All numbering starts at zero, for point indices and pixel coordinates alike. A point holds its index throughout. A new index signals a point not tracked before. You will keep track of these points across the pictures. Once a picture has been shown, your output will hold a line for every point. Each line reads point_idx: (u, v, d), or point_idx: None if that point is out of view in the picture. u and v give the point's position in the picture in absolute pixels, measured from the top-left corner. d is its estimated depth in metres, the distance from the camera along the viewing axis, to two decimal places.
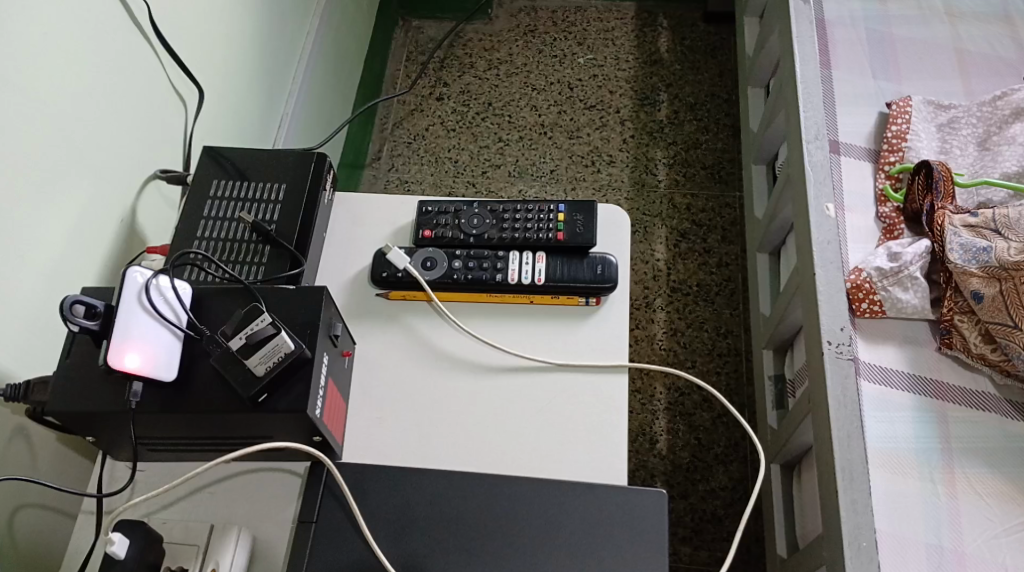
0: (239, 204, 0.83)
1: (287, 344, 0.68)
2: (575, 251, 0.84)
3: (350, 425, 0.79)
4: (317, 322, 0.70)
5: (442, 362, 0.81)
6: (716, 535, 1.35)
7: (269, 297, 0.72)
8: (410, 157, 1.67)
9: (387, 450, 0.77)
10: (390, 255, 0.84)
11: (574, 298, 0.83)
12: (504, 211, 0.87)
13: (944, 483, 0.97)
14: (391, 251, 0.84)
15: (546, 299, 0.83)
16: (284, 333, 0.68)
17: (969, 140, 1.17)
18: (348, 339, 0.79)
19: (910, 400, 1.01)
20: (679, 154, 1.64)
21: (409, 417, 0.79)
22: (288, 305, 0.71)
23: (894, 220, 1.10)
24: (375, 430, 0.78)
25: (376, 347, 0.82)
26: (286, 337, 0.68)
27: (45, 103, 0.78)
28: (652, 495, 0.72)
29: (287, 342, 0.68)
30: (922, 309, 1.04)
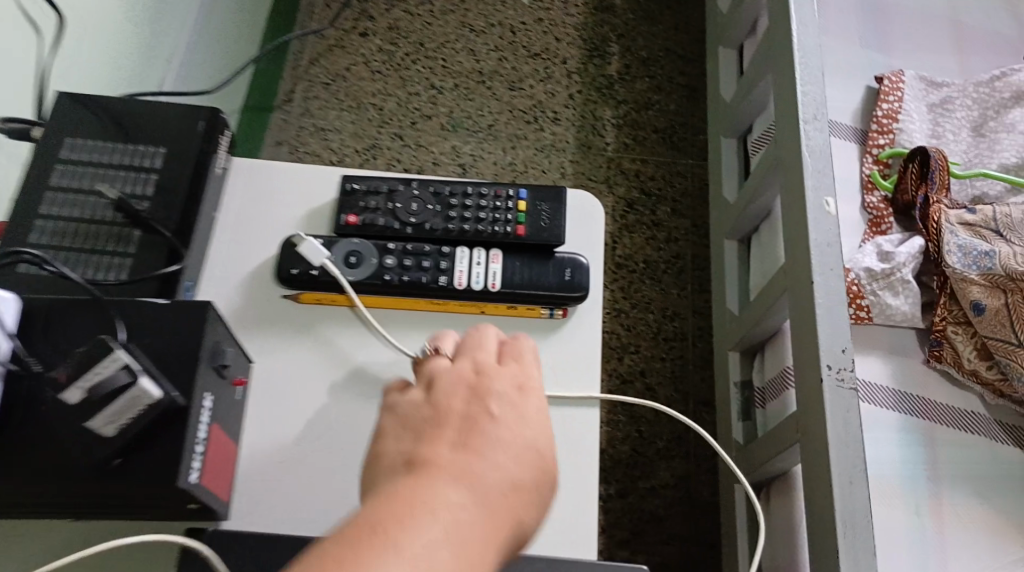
0: (99, 171, 0.63)
1: (151, 392, 0.51)
2: (537, 249, 0.68)
3: (244, 471, 0.63)
4: (195, 357, 0.54)
5: (369, 392, 0.65)
6: (655, 537, 1.23)
7: (132, 316, 0.54)
8: (327, 100, 1.46)
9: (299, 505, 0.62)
10: (302, 247, 0.66)
11: (535, 310, 0.67)
12: (449, 195, 0.70)
13: (931, 515, 0.86)
14: (302, 243, 0.66)
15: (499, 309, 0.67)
16: (144, 378, 0.51)
17: (963, 123, 1.04)
18: (244, 362, 0.62)
19: (894, 419, 0.90)
20: (629, 114, 1.49)
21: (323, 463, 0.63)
22: (157, 331, 0.54)
23: (882, 213, 0.98)
24: (282, 479, 0.63)
25: (281, 368, 0.66)
26: (148, 384, 0.51)
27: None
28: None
29: (149, 392, 0.51)
30: (911, 317, 0.92)
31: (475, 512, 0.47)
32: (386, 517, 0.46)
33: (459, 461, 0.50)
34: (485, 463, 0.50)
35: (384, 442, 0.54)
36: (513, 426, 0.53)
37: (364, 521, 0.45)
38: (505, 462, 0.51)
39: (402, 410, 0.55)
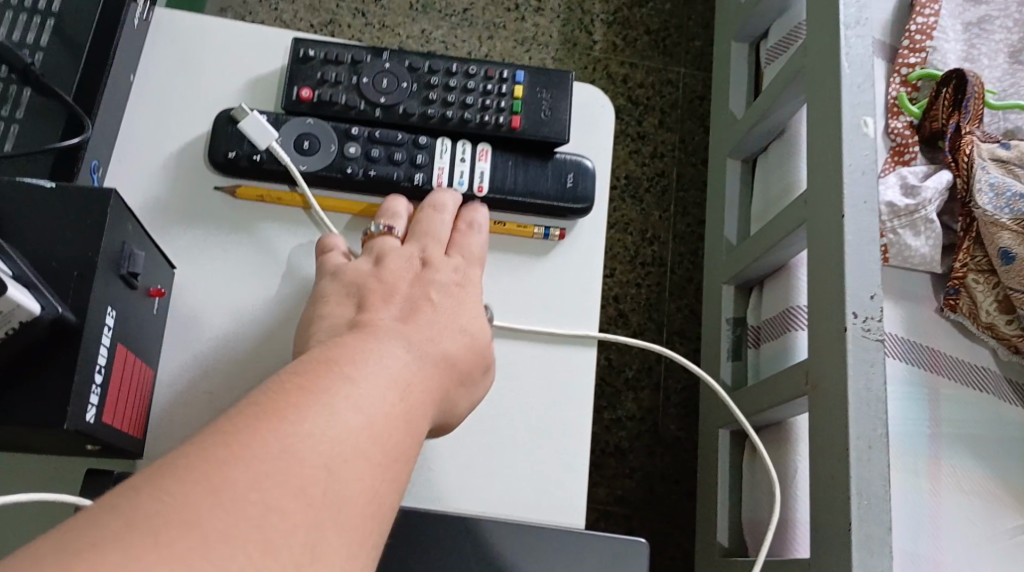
0: None
1: (28, 306, 0.41)
2: (532, 144, 0.63)
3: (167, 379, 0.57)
4: (97, 261, 0.45)
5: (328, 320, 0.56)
6: (617, 471, 1.15)
7: (20, 197, 0.46)
8: None
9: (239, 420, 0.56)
10: (243, 123, 0.60)
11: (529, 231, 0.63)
12: (430, 74, 0.63)
13: (928, 477, 0.79)
14: (245, 118, 0.60)
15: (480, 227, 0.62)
16: (16, 289, 0.41)
17: (1000, 47, 0.93)
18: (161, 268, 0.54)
19: (900, 370, 0.82)
20: (620, 11, 1.34)
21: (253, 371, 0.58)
22: (48, 220, 0.45)
23: (907, 140, 0.87)
24: None
25: (212, 266, 0.59)
26: (22, 296, 0.41)
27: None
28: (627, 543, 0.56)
29: (26, 304, 0.41)
30: (930, 261, 0.83)
31: (417, 371, 0.47)
32: (335, 362, 0.45)
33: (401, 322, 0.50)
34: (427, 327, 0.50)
35: (322, 305, 0.52)
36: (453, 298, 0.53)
37: (312, 364, 0.45)
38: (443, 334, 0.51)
39: (342, 274, 0.54)
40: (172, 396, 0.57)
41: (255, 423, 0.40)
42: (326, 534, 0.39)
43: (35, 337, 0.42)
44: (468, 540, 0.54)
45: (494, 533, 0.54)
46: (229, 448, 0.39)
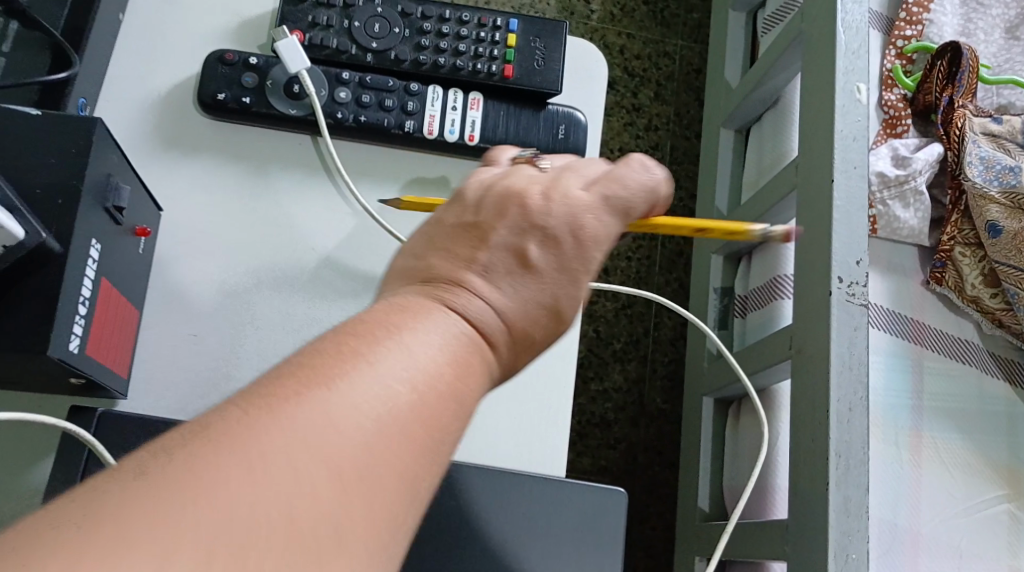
0: None
1: (11, 232, 0.41)
2: (525, 92, 0.63)
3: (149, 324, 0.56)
4: (77, 192, 0.45)
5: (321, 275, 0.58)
6: (600, 441, 1.16)
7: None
8: None
9: (225, 358, 0.56)
10: (280, 44, 0.59)
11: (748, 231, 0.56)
12: (422, 20, 0.63)
13: (909, 448, 0.79)
14: (282, 39, 0.59)
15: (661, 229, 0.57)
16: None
17: (997, 22, 0.93)
18: (147, 209, 0.54)
19: (883, 341, 0.82)
20: None
21: (245, 310, 0.57)
22: (24, 156, 0.45)
23: (899, 113, 0.88)
24: None
25: (201, 210, 0.59)
26: (6, 220, 0.41)
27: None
28: (606, 492, 0.56)
29: (9, 230, 0.41)
30: (918, 232, 0.83)
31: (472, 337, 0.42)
32: (384, 322, 0.40)
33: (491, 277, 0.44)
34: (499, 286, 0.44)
35: None
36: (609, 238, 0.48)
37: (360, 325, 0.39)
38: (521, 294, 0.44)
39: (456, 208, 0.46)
40: (155, 339, 0.56)
41: (294, 389, 0.36)
42: (360, 515, 0.35)
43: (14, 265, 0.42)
44: (449, 489, 0.54)
45: (474, 483, 0.54)
46: (266, 407, 0.35)
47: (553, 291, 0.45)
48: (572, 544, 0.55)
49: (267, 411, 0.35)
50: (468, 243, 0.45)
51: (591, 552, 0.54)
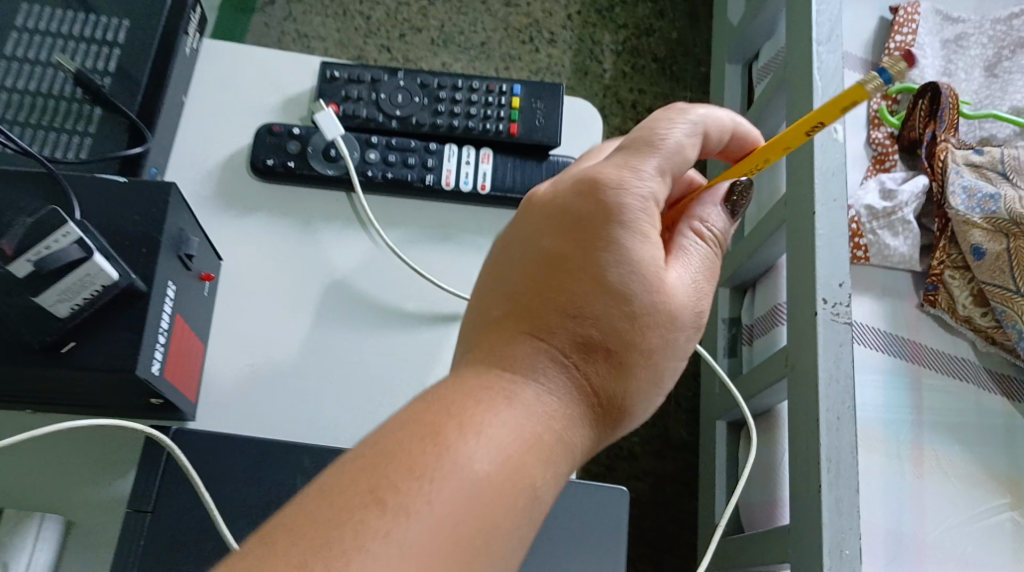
0: (56, 42, 0.62)
1: (109, 272, 0.48)
2: (529, 146, 0.71)
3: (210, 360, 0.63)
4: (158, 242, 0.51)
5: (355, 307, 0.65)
6: (628, 473, 1.22)
7: (90, 194, 0.52)
8: (311, 5, 1.41)
9: (275, 386, 0.63)
10: (318, 117, 0.68)
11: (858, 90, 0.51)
12: (438, 88, 0.71)
13: (910, 460, 0.85)
14: (318, 114, 0.68)
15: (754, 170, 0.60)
16: (97, 257, 0.48)
17: (976, 62, 1.00)
18: (210, 257, 0.61)
19: (882, 361, 0.88)
20: (629, 41, 1.44)
21: (292, 344, 0.64)
22: (114, 212, 0.52)
23: (887, 150, 0.94)
24: None
25: (250, 258, 0.66)
26: (102, 264, 0.48)
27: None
28: (611, 492, 0.62)
29: (105, 272, 0.48)
30: (909, 258, 0.89)
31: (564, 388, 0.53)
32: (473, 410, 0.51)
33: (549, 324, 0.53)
34: (576, 328, 0.53)
35: None
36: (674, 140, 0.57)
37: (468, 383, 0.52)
38: (602, 331, 0.53)
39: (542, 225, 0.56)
40: (214, 372, 0.63)
41: (428, 435, 0.49)
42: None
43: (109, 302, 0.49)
44: None
45: None
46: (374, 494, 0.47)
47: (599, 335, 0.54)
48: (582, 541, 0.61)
49: (419, 452, 0.48)
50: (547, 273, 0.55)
51: (599, 547, 0.61)
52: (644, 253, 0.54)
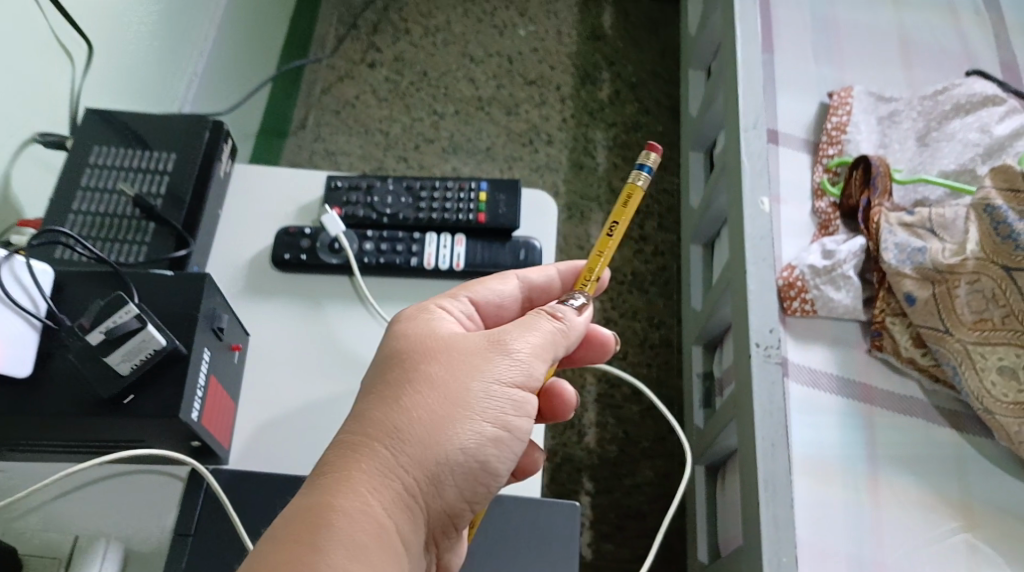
0: (121, 174, 0.78)
1: (157, 339, 0.60)
2: (496, 232, 0.83)
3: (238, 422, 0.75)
4: (196, 315, 0.64)
5: (351, 367, 0.77)
6: (638, 532, 1.30)
7: (138, 283, 0.65)
8: (337, 127, 1.61)
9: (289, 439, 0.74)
10: (323, 218, 0.81)
11: (632, 185, 0.72)
12: (420, 188, 0.85)
13: (868, 491, 0.93)
14: (325, 215, 0.81)
15: (585, 281, 0.73)
16: (151, 327, 0.61)
17: (908, 134, 1.13)
18: (238, 331, 0.74)
19: (837, 403, 0.98)
20: (619, 136, 1.60)
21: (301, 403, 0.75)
22: (162, 295, 0.64)
23: (830, 217, 1.07)
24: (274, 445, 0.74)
25: (265, 333, 0.78)
26: (154, 332, 0.60)
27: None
28: (567, 507, 0.72)
29: (155, 338, 0.60)
30: (853, 309, 1.01)
31: (417, 451, 0.61)
32: (317, 526, 0.57)
33: (373, 414, 0.62)
34: (401, 407, 0.62)
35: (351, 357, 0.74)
36: (479, 281, 0.73)
37: (324, 468, 0.61)
38: (429, 394, 0.62)
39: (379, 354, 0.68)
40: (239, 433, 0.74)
41: (299, 523, 0.57)
42: None
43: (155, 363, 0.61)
44: None
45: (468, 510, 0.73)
46: None
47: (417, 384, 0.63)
48: (543, 555, 0.70)
49: (294, 552, 0.56)
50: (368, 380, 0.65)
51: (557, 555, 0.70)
52: (438, 327, 0.67)
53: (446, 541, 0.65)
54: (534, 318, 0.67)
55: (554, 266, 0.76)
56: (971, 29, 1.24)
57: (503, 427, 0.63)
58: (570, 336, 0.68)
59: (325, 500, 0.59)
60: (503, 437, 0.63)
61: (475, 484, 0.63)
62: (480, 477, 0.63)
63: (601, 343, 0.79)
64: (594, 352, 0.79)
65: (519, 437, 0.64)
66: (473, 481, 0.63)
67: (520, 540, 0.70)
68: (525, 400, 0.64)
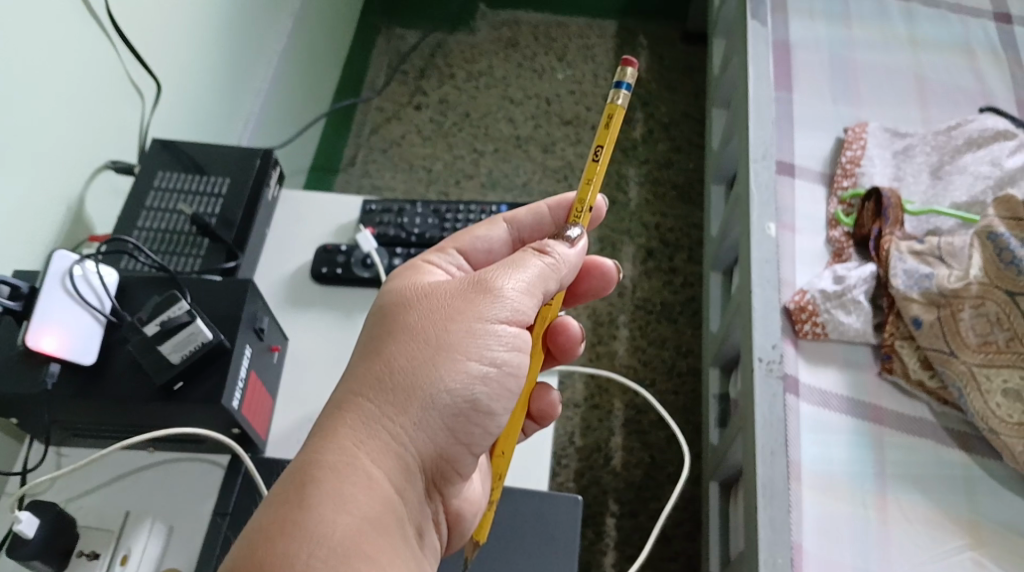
0: (182, 196, 0.88)
1: (205, 332, 0.68)
2: None
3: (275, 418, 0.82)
4: (240, 315, 0.72)
5: None
6: (663, 555, 1.31)
7: (191, 287, 0.73)
8: (384, 163, 1.70)
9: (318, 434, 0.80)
10: (357, 236, 0.89)
11: (613, 106, 0.76)
12: (446, 211, 0.94)
13: (875, 507, 0.96)
14: (358, 234, 0.89)
15: (576, 213, 0.79)
16: (200, 321, 0.69)
17: (922, 168, 1.18)
18: (277, 334, 0.82)
19: (847, 423, 1.01)
20: (651, 173, 1.67)
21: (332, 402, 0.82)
22: (211, 298, 0.73)
23: (843, 244, 1.11)
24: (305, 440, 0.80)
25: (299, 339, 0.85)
26: (202, 325, 0.68)
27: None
28: (568, 501, 0.80)
29: (203, 331, 0.68)
30: (864, 333, 1.05)
31: (402, 398, 0.67)
32: (314, 480, 0.64)
33: (358, 375, 0.68)
34: (385, 364, 0.68)
35: None
36: (467, 233, 0.82)
37: (319, 423, 0.68)
38: (411, 345, 0.69)
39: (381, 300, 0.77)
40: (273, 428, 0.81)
41: (297, 479, 0.64)
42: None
43: (202, 354, 0.69)
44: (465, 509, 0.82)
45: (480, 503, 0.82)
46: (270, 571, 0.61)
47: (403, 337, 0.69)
48: (545, 543, 0.78)
49: (296, 505, 0.63)
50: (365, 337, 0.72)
51: (557, 543, 0.78)
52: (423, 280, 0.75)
53: (451, 481, 0.71)
54: (523, 257, 0.73)
55: (543, 205, 0.84)
56: (987, 68, 1.29)
57: (491, 363, 0.70)
58: (561, 267, 0.75)
59: (319, 452, 0.66)
60: (491, 375, 0.70)
61: (466, 422, 0.69)
62: (470, 415, 0.69)
63: (601, 272, 0.88)
64: (598, 281, 0.88)
65: (509, 372, 0.71)
66: (464, 420, 0.69)
67: (525, 530, 0.79)
68: (514, 335, 0.71)
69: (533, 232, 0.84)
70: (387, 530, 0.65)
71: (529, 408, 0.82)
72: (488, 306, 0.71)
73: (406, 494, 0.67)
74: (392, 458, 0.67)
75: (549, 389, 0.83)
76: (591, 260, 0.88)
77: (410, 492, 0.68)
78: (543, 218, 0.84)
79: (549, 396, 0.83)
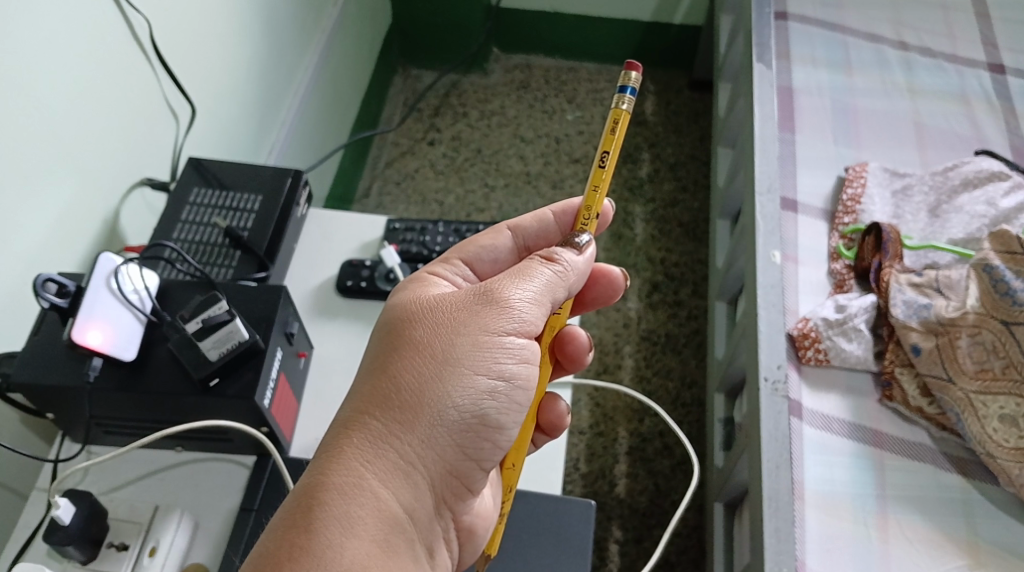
0: (217, 210, 0.92)
1: (242, 331, 0.73)
2: None
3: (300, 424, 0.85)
4: (273, 317, 0.76)
5: None
6: None
7: (227, 292, 0.78)
8: (397, 195, 1.76)
9: None
10: (382, 251, 0.93)
11: (616, 110, 0.79)
12: (466, 231, 0.98)
13: (876, 527, 0.99)
14: (382, 249, 0.93)
15: (584, 221, 0.83)
16: (238, 321, 0.74)
17: (921, 206, 1.22)
18: (305, 341, 0.86)
19: (849, 446, 1.04)
20: (657, 211, 1.72)
21: None
22: (247, 301, 0.78)
23: (845, 276, 1.15)
24: None
25: (324, 348, 0.89)
26: (240, 325, 0.73)
27: (30, 93, 0.85)
28: (580, 505, 0.84)
29: (241, 330, 0.73)
30: (865, 360, 1.08)
31: (410, 414, 0.71)
32: (321, 498, 0.68)
33: (367, 390, 0.72)
34: (392, 378, 0.72)
35: None
36: (473, 243, 0.86)
37: (328, 443, 0.71)
38: (418, 359, 0.72)
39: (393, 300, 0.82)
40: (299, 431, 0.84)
41: (306, 501, 0.68)
42: None
43: (237, 352, 0.73)
44: None
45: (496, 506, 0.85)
46: None
47: (410, 350, 0.73)
48: (559, 546, 0.82)
49: (304, 525, 0.66)
50: (376, 348, 0.76)
51: (570, 548, 0.82)
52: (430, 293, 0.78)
53: (462, 498, 0.75)
54: (530, 267, 0.77)
55: (548, 213, 0.87)
56: (982, 115, 1.34)
57: (499, 377, 0.73)
58: (569, 274, 0.79)
59: (327, 474, 0.69)
60: (499, 389, 0.73)
61: (475, 437, 0.73)
62: (478, 430, 0.73)
63: (608, 280, 0.91)
64: (604, 288, 0.92)
65: (518, 386, 0.74)
66: (473, 436, 0.73)
67: (541, 530, 0.83)
68: (521, 347, 0.75)
69: (538, 240, 0.88)
70: (397, 547, 0.68)
71: (539, 419, 0.85)
72: (492, 320, 0.74)
73: (417, 512, 0.71)
74: (401, 477, 0.70)
75: (557, 399, 0.85)
76: (598, 267, 0.91)
77: (421, 509, 0.71)
78: (549, 226, 0.87)
79: (558, 406, 0.85)
